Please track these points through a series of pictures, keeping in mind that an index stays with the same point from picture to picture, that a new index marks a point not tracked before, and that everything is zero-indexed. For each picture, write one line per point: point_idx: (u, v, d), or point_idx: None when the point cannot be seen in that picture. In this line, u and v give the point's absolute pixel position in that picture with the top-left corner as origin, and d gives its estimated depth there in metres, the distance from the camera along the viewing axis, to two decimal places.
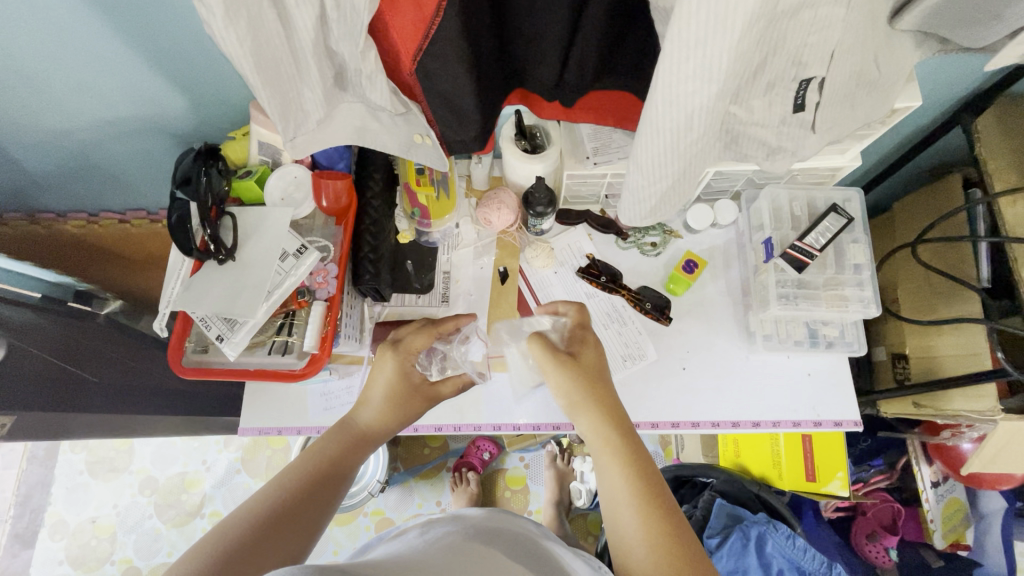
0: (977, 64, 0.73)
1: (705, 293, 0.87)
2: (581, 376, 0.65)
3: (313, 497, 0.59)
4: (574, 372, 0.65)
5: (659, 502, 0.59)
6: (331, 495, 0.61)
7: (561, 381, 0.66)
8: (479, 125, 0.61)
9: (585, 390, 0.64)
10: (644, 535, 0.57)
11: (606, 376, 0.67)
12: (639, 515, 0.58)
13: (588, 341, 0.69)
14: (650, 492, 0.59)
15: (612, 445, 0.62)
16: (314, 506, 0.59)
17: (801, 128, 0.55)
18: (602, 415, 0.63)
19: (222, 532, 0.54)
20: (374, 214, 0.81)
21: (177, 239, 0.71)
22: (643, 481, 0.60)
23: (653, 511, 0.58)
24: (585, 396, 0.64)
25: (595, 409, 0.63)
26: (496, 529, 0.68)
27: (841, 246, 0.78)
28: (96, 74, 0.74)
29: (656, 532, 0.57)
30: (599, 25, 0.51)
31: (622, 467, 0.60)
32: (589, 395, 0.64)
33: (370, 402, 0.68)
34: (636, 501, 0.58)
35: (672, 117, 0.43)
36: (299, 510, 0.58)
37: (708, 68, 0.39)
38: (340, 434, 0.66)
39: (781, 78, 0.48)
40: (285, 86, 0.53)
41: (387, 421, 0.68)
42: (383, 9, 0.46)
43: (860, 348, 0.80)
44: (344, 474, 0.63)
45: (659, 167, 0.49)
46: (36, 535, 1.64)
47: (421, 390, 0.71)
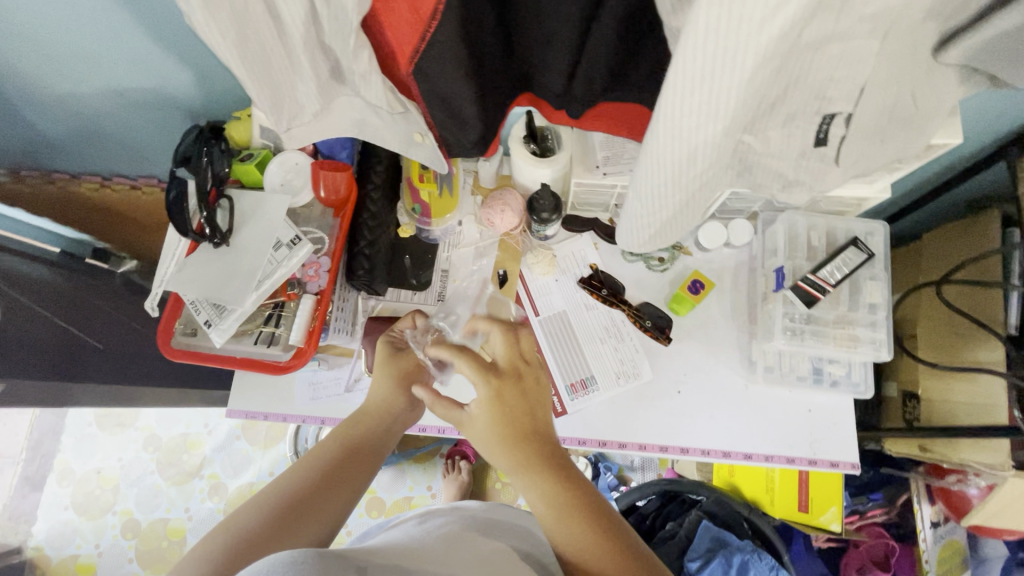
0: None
1: (709, 315, 0.83)
2: (489, 420, 0.57)
3: (327, 484, 0.58)
4: (483, 416, 0.57)
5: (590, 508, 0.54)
6: (353, 487, 0.59)
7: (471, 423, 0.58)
8: (480, 130, 0.58)
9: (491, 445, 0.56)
10: (579, 545, 0.53)
11: (525, 412, 0.57)
12: (572, 538, 0.53)
13: (492, 375, 0.57)
14: (575, 498, 0.54)
15: (534, 465, 0.55)
16: (338, 489, 0.58)
17: (822, 162, 0.51)
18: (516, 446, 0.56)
19: (239, 521, 0.53)
20: (372, 208, 0.78)
21: (174, 219, 0.71)
22: (572, 495, 0.55)
23: (580, 521, 0.54)
24: (492, 437, 0.56)
25: (503, 440, 0.56)
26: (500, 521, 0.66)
27: (858, 282, 0.73)
28: (102, 45, 0.73)
29: (591, 536, 0.53)
30: (611, 37, 0.47)
31: (546, 485, 0.55)
32: (495, 437, 0.56)
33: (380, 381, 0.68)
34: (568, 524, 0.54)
35: (671, 149, 0.39)
36: (312, 499, 0.56)
37: (714, 104, 0.35)
38: (359, 418, 0.65)
39: (802, 111, 0.44)
40: (277, 79, 0.51)
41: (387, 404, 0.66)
42: (378, 7, 0.43)
43: (866, 391, 0.76)
44: (361, 466, 0.61)
45: (658, 197, 0.45)
46: (45, 479, 1.71)
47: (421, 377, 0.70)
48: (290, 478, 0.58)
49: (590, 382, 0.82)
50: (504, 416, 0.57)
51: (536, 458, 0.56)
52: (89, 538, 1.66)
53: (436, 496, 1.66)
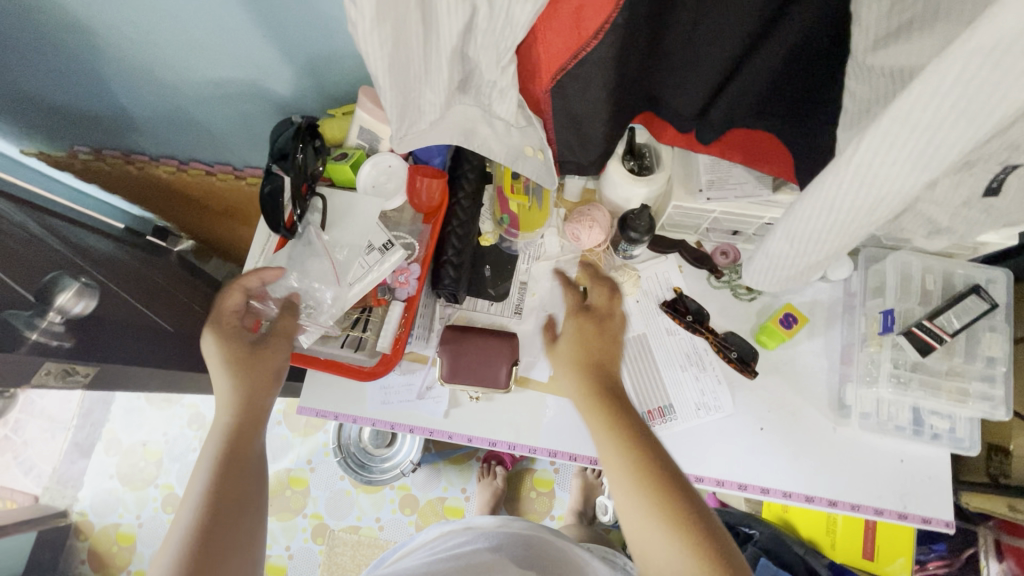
0: None
1: (799, 351, 0.80)
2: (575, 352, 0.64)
3: (222, 511, 0.51)
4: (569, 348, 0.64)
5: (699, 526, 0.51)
6: (251, 501, 0.54)
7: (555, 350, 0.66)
8: (600, 148, 0.56)
9: (574, 372, 0.62)
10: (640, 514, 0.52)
11: (597, 347, 0.64)
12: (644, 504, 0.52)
13: (580, 313, 0.67)
14: (684, 518, 0.51)
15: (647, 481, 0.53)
16: (236, 514, 0.52)
17: (981, 212, 0.48)
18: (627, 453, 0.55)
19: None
20: (461, 216, 0.77)
21: (267, 213, 0.71)
22: (636, 446, 0.55)
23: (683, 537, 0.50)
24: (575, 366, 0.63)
25: (582, 372, 0.62)
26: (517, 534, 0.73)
27: (975, 333, 0.68)
28: (212, 35, 0.73)
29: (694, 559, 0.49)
30: (775, 62, 0.45)
31: (657, 506, 0.51)
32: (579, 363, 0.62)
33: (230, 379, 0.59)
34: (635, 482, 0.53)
35: (854, 197, 0.37)
36: (215, 536, 0.50)
37: (926, 157, 0.32)
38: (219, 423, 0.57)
39: (985, 160, 0.40)
40: (410, 87, 0.49)
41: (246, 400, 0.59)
42: (538, 25, 0.41)
43: (972, 448, 0.71)
44: (246, 475, 0.55)
45: (813, 242, 0.43)
46: (93, 447, 1.76)
47: (269, 349, 0.63)
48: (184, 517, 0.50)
49: (668, 410, 0.79)
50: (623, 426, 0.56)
51: (650, 479, 0.53)
52: (130, 509, 1.70)
53: (469, 499, 1.65)
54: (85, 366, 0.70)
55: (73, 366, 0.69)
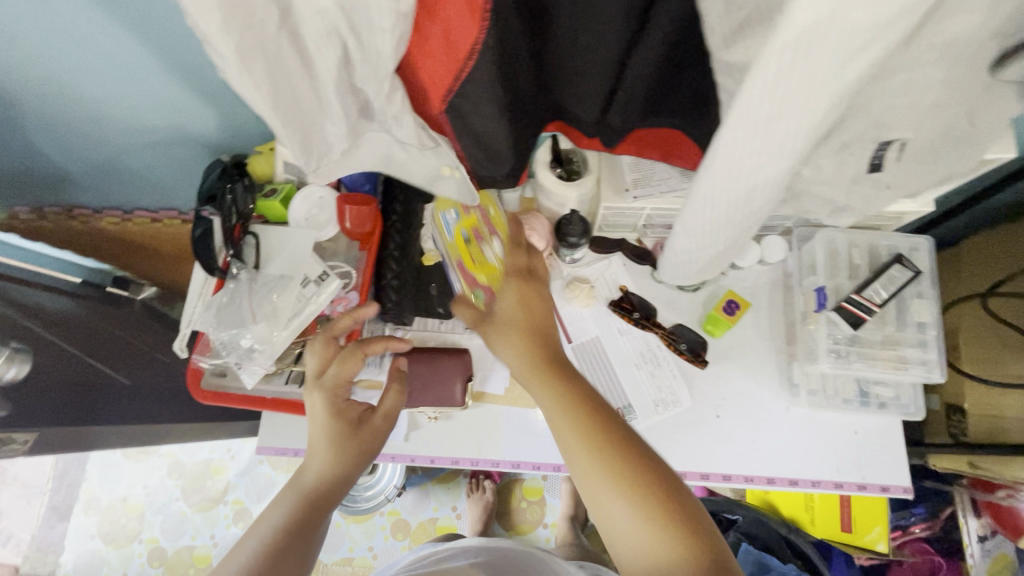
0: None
1: (746, 336, 0.81)
2: (519, 316, 0.58)
3: (293, 548, 0.52)
4: (513, 310, 0.59)
5: (664, 502, 0.50)
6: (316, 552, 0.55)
7: (494, 323, 0.59)
8: (511, 159, 0.57)
9: (517, 330, 0.58)
10: (597, 474, 0.51)
11: (545, 307, 0.60)
12: (598, 471, 0.51)
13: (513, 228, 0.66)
14: (643, 490, 0.50)
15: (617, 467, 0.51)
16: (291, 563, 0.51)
17: (874, 186, 0.49)
18: (565, 426, 0.53)
19: None
20: (397, 239, 0.78)
21: (200, 257, 0.70)
22: (596, 413, 0.53)
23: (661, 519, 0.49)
24: (519, 329, 0.58)
25: (523, 335, 0.58)
26: (506, 555, 0.73)
27: (904, 301, 0.70)
28: (124, 84, 0.72)
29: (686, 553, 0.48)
30: (653, 65, 0.46)
31: (626, 497, 0.50)
32: (518, 327, 0.58)
33: (320, 444, 0.59)
34: (589, 449, 0.52)
35: (731, 189, 0.37)
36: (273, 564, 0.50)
37: (780, 145, 0.33)
38: (288, 493, 0.57)
39: (858, 139, 0.42)
40: (307, 121, 0.49)
41: (335, 468, 0.58)
42: (414, 52, 0.42)
43: (916, 412, 0.72)
44: (312, 527, 0.55)
45: (710, 234, 0.43)
46: (71, 508, 1.71)
47: (365, 429, 0.62)
48: (256, 538, 0.53)
49: (627, 410, 0.80)
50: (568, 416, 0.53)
51: (625, 463, 0.51)
52: (115, 567, 1.66)
53: (461, 516, 1.64)
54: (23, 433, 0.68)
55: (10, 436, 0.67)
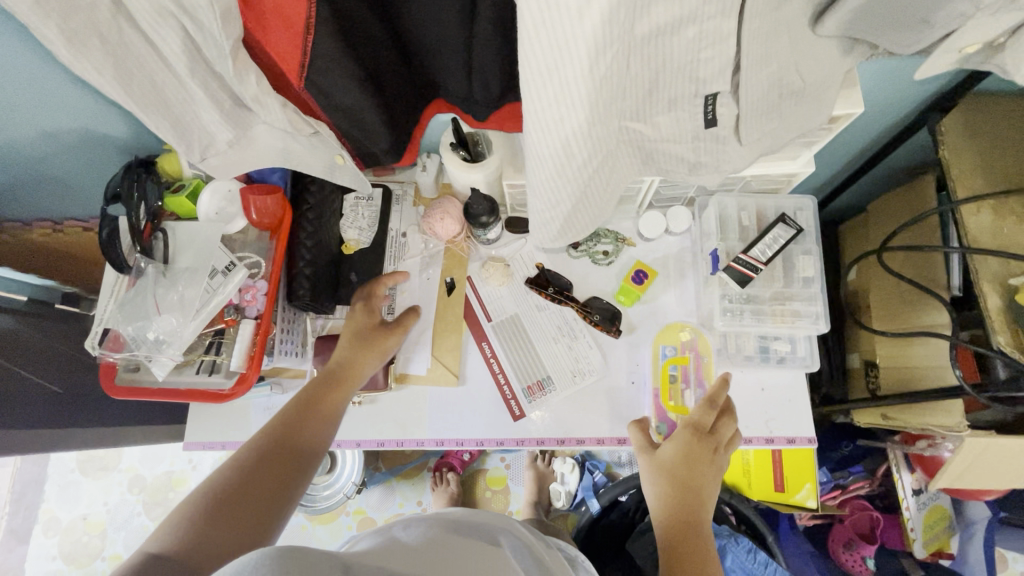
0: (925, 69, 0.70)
1: (657, 304, 0.83)
2: (682, 458, 0.69)
3: (274, 468, 0.61)
4: (675, 451, 0.70)
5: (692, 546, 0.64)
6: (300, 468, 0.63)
7: (657, 455, 0.70)
8: (388, 138, 0.59)
9: (665, 473, 0.69)
10: (658, 499, 0.68)
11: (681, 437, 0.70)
12: (666, 495, 0.68)
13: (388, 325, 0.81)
14: (693, 517, 0.66)
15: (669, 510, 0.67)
16: (272, 477, 0.60)
17: (720, 142, 0.52)
18: (656, 481, 0.69)
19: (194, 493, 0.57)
20: (309, 227, 0.78)
21: (108, 255, 0.71)
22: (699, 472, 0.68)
23: (707, 562, 0.64)
24: (668, 468, 0.69)
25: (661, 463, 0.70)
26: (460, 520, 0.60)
27: (791, 257, 0.74)
28: (22, 89, 0.73)
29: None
30: (493, 39, 0.47)
31: (674, 527, 0.66)
32: (673, 476, 0.68)
33: (349, 345, 0.77)
34: (669, 497, 0.67)
35: (546, 144, 0.39)
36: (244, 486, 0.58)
37: (569, 95, 0.35)
38: (302, 398, 0.70)
39: (682, 94, 0.44)
40: (175, 108, 0.51)
41: (361, 364, 0.75)
42: (255, 28, 0.43)
43: (813, 364, 0.76)
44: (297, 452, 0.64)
45: (551, 193, 0.46)
46: (30, 531, 1.69)
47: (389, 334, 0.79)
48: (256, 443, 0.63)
49: (547, 382, 0.83)
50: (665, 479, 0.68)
51: (691, 488, 0.68)
52: None
53: (426, 510, 1.65)
54: None
55: None
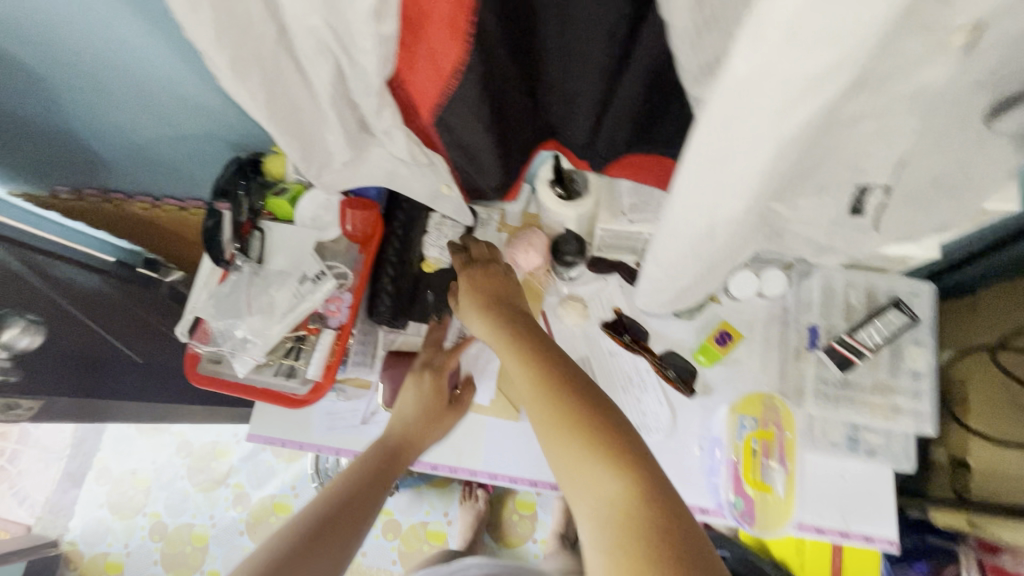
0: None
1: (738, 369, 0.79)
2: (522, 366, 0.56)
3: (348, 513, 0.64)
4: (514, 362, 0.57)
5: (607, 425, 0.51)
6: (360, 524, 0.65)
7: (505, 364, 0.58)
8: (500, 176, 0.58)
9: (522, 358, 0.56)
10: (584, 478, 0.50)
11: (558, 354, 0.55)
12: (578, 457, 0.50)
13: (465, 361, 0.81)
14: (618, 443, 0.50)
15: (522, 359, 0.56)
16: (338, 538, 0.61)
17: (858, 229, 0.48)
18: (586, 468, 0.50)
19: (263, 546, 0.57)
20: (397, 244, 0.80)
21: (209, 248, 0.74)
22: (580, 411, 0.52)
23: (576, 432, 0.51)
24: (528, 392, 0.55)
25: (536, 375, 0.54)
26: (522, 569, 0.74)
27: (899, 346, 0.68)
28: (154, 82, 0.77)
29: (623, 467, 0.49)
30: (637, 95, 0.46)
31: (626, 553, 0.46)
32: (543, 386, 0.53)
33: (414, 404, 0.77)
34: (552, 400, 0.53)
35: (692, 224, 0.38)
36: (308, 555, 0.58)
37: (735, 186, 0.33)
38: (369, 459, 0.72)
39: (835, 181, 0.41)
40: (306, 129, 0.52)
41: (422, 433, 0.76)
42: (402, 69, 0.44)
43: (907, 463, 0.70)
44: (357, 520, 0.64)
45: (677, 266, 0.44)
46: (84, 476, 1.79)
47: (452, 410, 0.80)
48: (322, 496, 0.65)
49: None
50: (515, 362, 0.57)
51: (585, 404, 0.52)
52: (119, 537, 1.72)
53: (452, 523, 1.65)
54: (29, 400, 0.71)
55: (17, 402, 0.70)
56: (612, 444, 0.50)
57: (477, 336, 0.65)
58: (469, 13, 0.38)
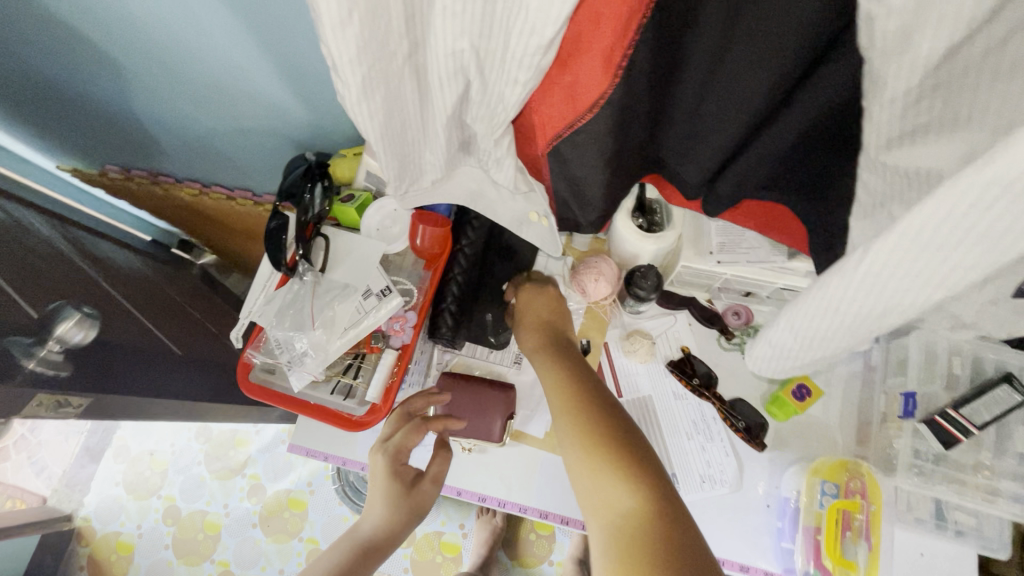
0: None
1: (812, 426, 0.75)
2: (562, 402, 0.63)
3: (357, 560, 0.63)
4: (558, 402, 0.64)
5: (613, 437, 0.58)
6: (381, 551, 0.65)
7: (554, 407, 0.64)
8: (601, 210, 0.55)
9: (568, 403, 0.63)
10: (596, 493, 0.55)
11: (604, 397, 0.63)
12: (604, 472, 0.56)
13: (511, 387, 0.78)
14: (643, 470, 0.55)
15: (563, 394, 0.64)
16: None
17: (1013, 312, 0.43)
18: (598, 469, 0.56)
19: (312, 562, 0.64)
20: (463, 264, 0.75)
21: (269, 252, 0.70)
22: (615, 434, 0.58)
23: (598, 453, 0.57)
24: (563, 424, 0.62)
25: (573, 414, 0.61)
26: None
27: (1007, 426, 0.62)
28: (230, 75, 0.74)
29: (619, 463, 0.55)
30: (788, 141, 0.42)
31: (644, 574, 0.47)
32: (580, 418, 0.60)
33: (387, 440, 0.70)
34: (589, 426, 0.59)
35: (861, 303, 0.34)
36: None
37: (936, 272, 0.30)
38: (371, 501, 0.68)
39: (1015, 265, 0.37)
40: (408, 148, 0.48)
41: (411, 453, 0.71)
42: (533, 97, 0.40)
43: (1001, 551, 0.65)
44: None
45: (818, 339, 0.40)
46: (102, 452, 1.78)
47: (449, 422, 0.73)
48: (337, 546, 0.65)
49: (670, 480, 0.75)
50: (553, 374, 0.67)
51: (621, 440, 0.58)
52: (132, 518, 1.71)
53: (467, 536, 1.61)
54: (77, 398, 0.70)
55: (65, 399, 0.68)
56: (630, 470, 0.55)
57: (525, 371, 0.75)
58: (627, 46, 0.35)
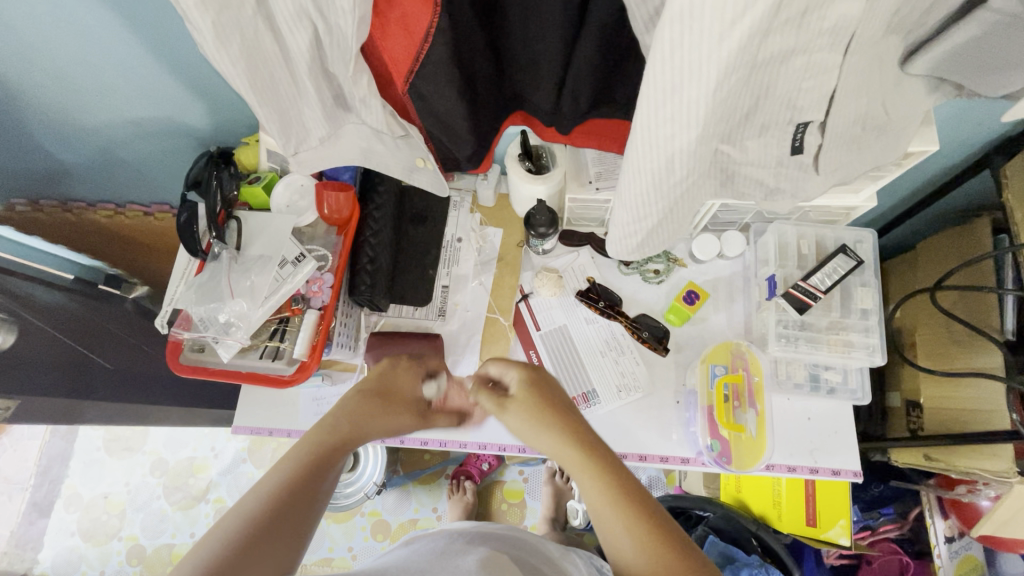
0: (992, 114, 0.72)
1: (707, 325, 0.84)
2: (539, 399, 0.59)
3: (287, 510, 0.51)
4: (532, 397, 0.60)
5: (640, 499, 0.55)
6: (306, 514, 0.52)
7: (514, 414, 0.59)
8: (473, 144, 0.61)
9: (539, 424, 0.58)
10: (595, 501, 0.55)
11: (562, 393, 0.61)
12: (589, 483, 0.56)
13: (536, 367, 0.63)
14: (609, 474, 0.55)
15: (587, 458, 0.56)
16: (278, 536, 0.50)
17: (801, 170, 0.53)
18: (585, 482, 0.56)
19: (232, 513, 0.49)
20: (374, 226, 0.80)
21: (184, 241, 0.75)
22: (577, 437, 0.57)
23: (600, 475, 0.55)
24: (537, 422, 0.58)
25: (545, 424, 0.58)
26: (507, 538, 0.66)
27: (849, 288, 0.76)
28: (121, 76, 0.77)
29: (651, 538, 0.53)
30: (594, 52, 0.50)
31: (645, 549, 0.53)
32: (545, 424, 0.58)
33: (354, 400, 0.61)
34: (561, 439, 0.57)
35: (651, 158, 0.41)
36: (262, 540, 0.49)
37: (684, 113, 0.37)
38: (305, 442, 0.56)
39: (775, 121, 0.46)
40: (284, 103, 0.54)
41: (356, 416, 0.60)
42: (375, 35, 0.46)
43: (863, 397, 0.76)
44: (325, 473, 0.55)
45: (642, 206, 0.47)
46: (52, 505, 1.68)
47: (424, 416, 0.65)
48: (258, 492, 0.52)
49: (591, 396, 0.82)
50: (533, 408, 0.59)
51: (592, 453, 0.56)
52: (94, 565, 1.63)
53: (441, 518, 1.63)
54: None
55: None
56: (635, 499, 0.55)
57: (519, 434, 0.61)
58: None
